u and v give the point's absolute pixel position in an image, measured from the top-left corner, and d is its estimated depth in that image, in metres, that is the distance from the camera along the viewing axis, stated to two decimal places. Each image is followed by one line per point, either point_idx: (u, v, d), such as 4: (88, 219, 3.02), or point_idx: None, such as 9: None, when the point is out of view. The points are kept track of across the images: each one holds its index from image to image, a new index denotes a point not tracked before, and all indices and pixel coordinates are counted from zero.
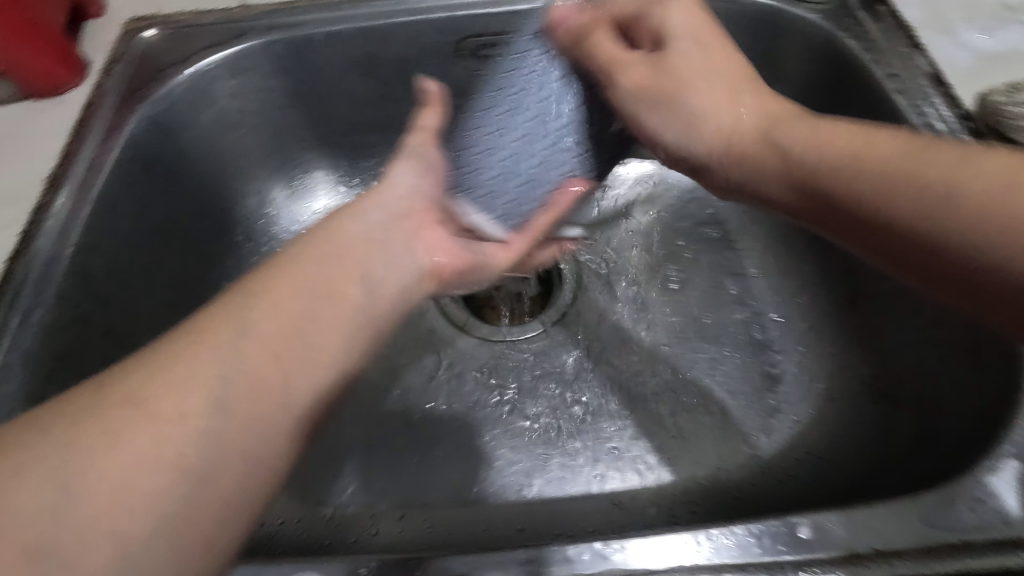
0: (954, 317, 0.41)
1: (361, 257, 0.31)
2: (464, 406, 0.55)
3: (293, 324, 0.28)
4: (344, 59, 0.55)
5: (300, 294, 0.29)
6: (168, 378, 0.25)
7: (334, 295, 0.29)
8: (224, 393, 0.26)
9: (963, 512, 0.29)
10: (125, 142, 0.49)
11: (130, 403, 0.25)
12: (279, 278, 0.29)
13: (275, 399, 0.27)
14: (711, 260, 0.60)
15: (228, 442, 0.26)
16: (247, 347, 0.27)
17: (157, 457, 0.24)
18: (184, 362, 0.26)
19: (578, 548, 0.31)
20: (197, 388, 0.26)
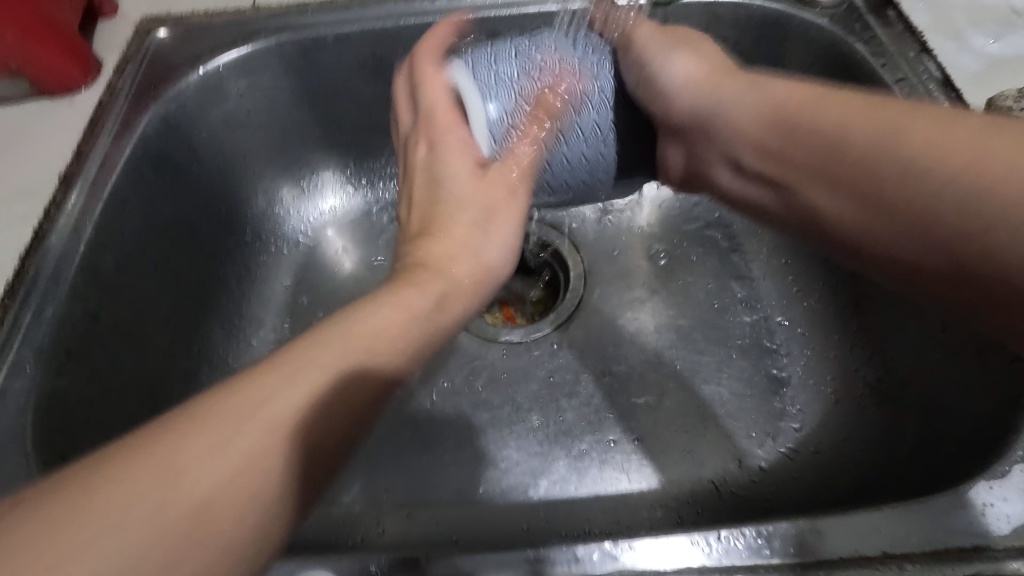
0: (964, 322, 0.42)
1: (425, 293, 0.34)
2: (470, 407, 0.55)
3: (324, 415, 0.28)
4: (353, 60, 0.56)
5: (338, 382, 0.29)
6: (207, 442, 0.25)
7: (360, 387, 0.29)
8: (238, 479, 0.25)
9: (973, 516, 0.29)
10: (136, 141, 0.49)
11: (172, 460, 0.24)
12: (319, 351, 0.29)
13: (275, 491, 0.26)
14: (718, 263, 0.60)
15: (293, 459, 0.27)
16: (309, 371, 0.28)
17: (178, 523, 0.23)
18: (230, 427, 0.26)
19: (587, 548, 0.31)
20: (226, 459, 0.25)
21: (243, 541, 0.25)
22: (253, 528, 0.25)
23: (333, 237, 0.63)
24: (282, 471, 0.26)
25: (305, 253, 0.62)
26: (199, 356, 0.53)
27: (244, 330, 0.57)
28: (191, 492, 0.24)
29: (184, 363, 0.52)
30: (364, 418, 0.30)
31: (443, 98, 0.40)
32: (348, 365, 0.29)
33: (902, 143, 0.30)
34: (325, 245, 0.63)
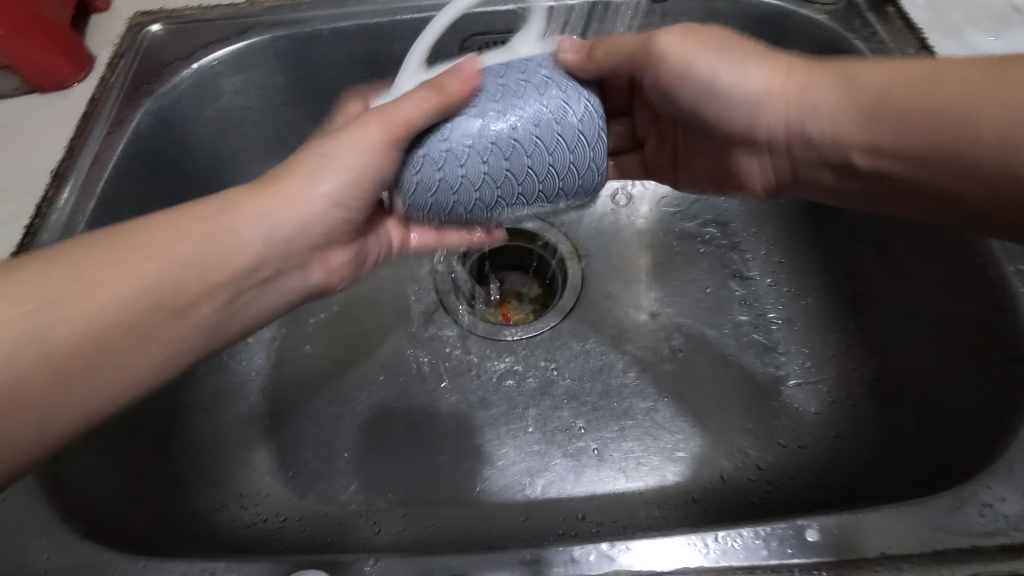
0: (959, 319, 0.42)
1: (207, 263, 0.33)
2: (467, 405, 0.55)
3: (159, 293, 0.32)
4: (348, 56, 0.55)
5: (192, 259, 0.33)
6: (104, 284, 0.31)
7: (227, 269, 0.34)
8: (141, 308, 0.31)
9: (972, 516, 0.29)
10: (129, 137, 0.49)
11: (57, 296, 0.30)
12: (178, 232, 0.33)
13: (160, 351, 0.32)
14: (716, 260, 0.60)
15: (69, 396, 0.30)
16: (116, 309, 0.30)
17: (70, 345, 0.30)
18: (111, 273, 0.31)
19: (584, 549, 0.31)
20: (111, 304, 0.30)
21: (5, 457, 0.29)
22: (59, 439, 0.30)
23: None
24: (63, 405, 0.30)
25: None
26: None
27: None
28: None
29: None
30: (142, 371, 0.32)
31: (407, 117, 0.34)
32: (148, 311, 0.31)
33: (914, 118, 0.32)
34: None
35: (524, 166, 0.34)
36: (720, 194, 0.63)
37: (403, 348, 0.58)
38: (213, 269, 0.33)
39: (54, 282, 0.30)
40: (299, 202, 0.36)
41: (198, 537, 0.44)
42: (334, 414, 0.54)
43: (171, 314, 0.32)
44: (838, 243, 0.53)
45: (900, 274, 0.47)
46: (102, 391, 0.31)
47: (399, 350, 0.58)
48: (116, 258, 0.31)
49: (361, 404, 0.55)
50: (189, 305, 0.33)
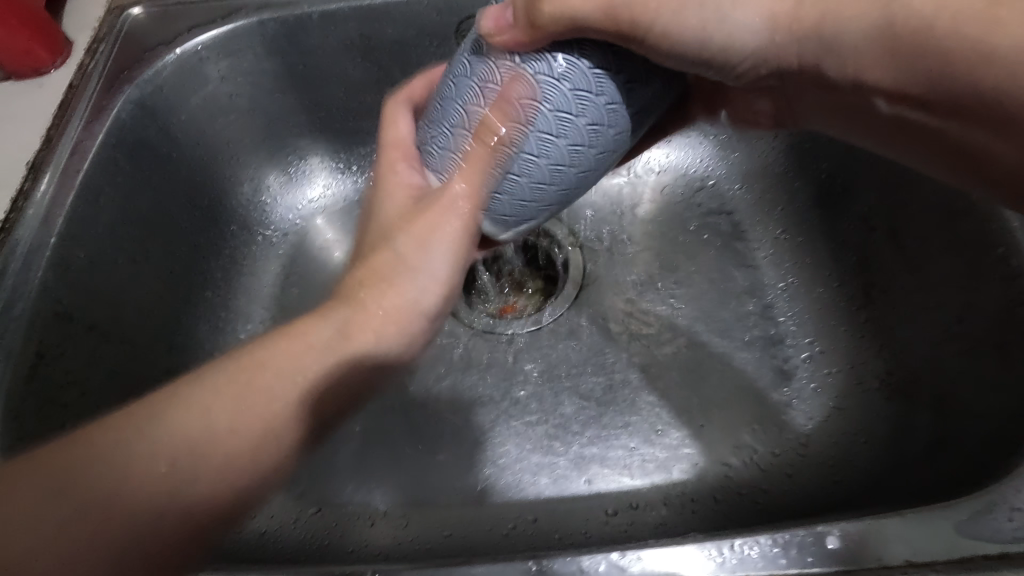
0: (982, 314, 0.41)
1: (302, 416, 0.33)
2: (467, 402, 0.53)
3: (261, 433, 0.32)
4: (339, 41, 0.53)
5: (298, 416, 0.33)
6: (178, 442, 0.31)
7: (319, 415, 0.34)
8: (201, 491, 0.31)
9: (999, 522, 0.28)
10: (109, 127, 0.47)
11: (114, 457, 0.30)
12: (265, 401, 0.32)
13: (247, 454, 0.32)
14: (723, 249, 0.58)
15: (215, 489, 0.31)
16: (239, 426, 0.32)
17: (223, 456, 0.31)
18: (167, 452, 0.31)
19: (592, 559, 0.29)
20: (158, 466, 0.30)
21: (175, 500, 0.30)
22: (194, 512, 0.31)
23: (323, 226, 0.60)
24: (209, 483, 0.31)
25: (292, 243, 0.59)
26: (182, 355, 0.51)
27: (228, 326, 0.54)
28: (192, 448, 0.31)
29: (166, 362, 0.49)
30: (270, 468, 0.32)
31: (404, 137, 0.38)
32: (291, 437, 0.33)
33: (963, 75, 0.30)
34: (315, 234, 0.59)
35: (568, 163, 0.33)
36: (725, 182, 0.61)
37: None
38: (311, 425, 0.34)
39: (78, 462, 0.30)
40: (409, 283, 0.34)
41: None
42: None
43: (285, 454, 0.33)
44: (849, 232, 0.52)
45: (914, 264, 0.46)
46: (184, 516, 0.30)
47: None
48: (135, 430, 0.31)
49: None
50: (269, 468, 0.32)
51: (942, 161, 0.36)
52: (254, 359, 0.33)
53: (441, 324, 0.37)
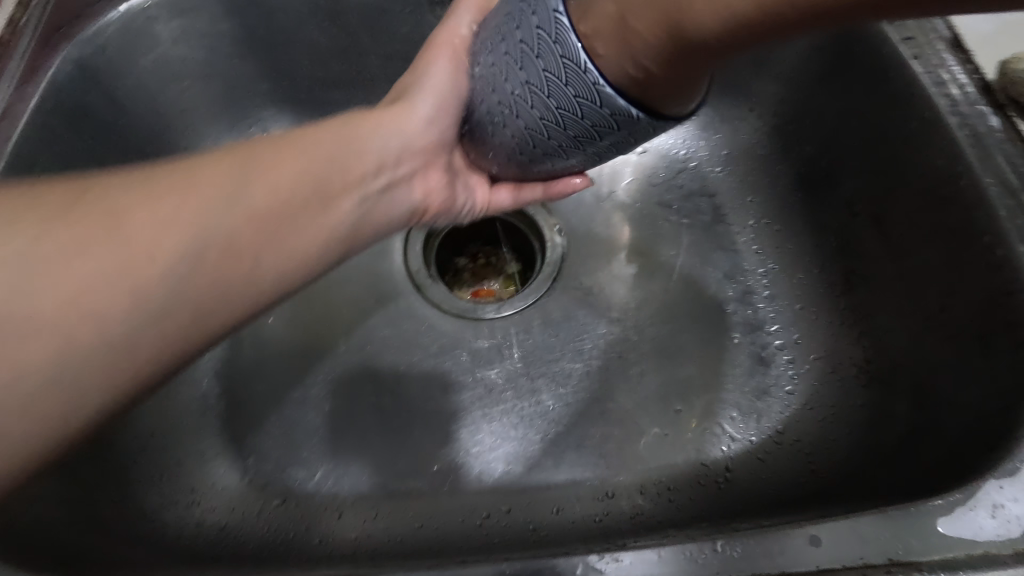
0: (964, 304, 0.40)
1: (255, 243, 0.32)
2: (440, 388, 0.51)
3: (209, 245, 0.30)
4: (303, 3, 0.49)
5: (306, 177, 0.34)
6: (139, 236, 0.28)
7: (322, 192, 0.35)
8: (217, 233, 0.30)
9: (983, 518, 0.28)
10: (45, 90, 0.42)
11: (122, 213, 0.28)
12: (286, 160, 0.34)
13: (237, 283, 0.31)
14: (704, 232, 0.57)
15: (141, 319, 0.28)
16: (192, 224, 0.29)
17: (164, 264, 0.28)
18: (180, 200, 0.30)
19: (570, 562, 0.28)
20: (166, 220, 0.29)
21: (112, 311, 0.27)
22: (119, 332, 0.27)
23: None
24: (163, 297, 0.28)
25: None
26: None
27: None
28: (139, 248, 0.28)
29: None
30: (220, 309, 0.31)
31: (460, 33, 0.41)
32: (233, 267, 0.31)
33: None
34: None
35: (535, 113, 0.31)
36: (707, 163, 0.59)
37: (371, 329, 0.54)
38: (321, 184, 0.35)
39: (71, 225, 0.28)
40: (400, 123, 0.39)
41: (142, 541, 0.40)
42: (296, 397, 0.50)
43: (307, 213, 0.34)
44: (832, 217, 0.51)
45: (900, 252, 0.45)
46: (94, 361, 0.27)
47: (368, 330, 0.54)
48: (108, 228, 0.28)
49: (324, 388, 0.51)
50: (282, 225, 0.33)
51: None
52: (259, 144, 0.34)
53: (423, 169, 0.41)
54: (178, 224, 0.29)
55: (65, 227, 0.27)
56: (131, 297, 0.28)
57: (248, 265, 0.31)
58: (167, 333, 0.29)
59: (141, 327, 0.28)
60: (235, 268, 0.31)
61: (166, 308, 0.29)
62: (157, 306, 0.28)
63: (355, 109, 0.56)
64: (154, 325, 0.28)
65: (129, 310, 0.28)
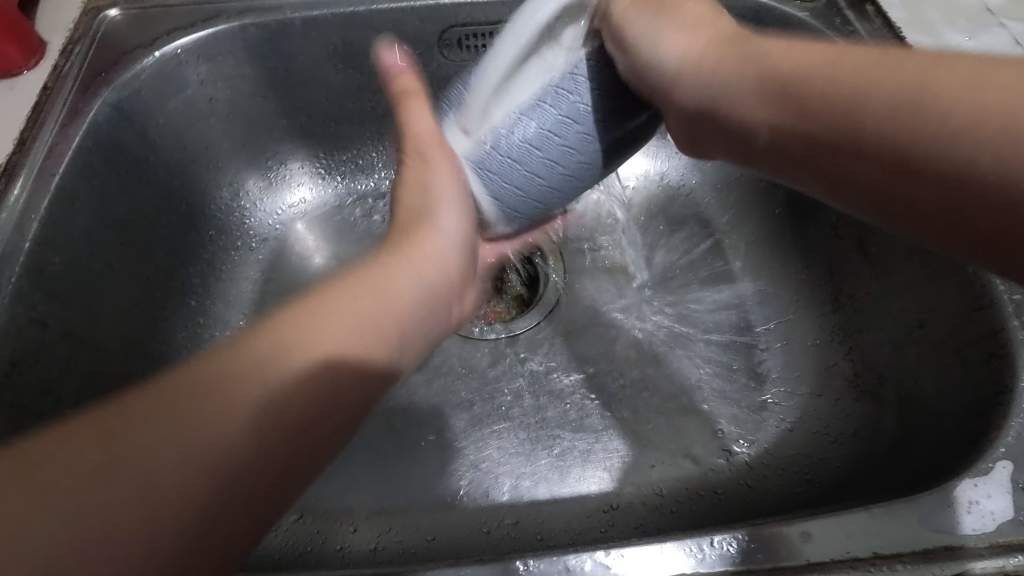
0: (942, 317, 0.42)
1: (319, 396, 0.28)
2: (449, 406, 0.54)
3: (265, 419, 0.27)
4: (321, 47, 0.53)
5: (361, 319, 0.30)
6: (177, 432, 0.26)
7: (386, 332, 0.31)
8: (278, 400, 0.28)
9: (959, 514, 0.30)
10: (85, 130, 0.46)
11: (185, 400, 0.27)
12: (330, 311, 0.30)
13: (300, 442, 0.28)
14: (698, 254, 0.60)
15: (200, 504, 0.25)
16: (237, 403, 0.27)
17: (212, 452, 0.26)
18: (223, 387, 0.27)
19: (579, 558, 0.30)
20: (202, 428, 0.26)
21: (163, 512, 0.25)
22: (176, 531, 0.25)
23: (303, 232, 0.61)
24: (211, 484, 0.26)
25: (273, 248, 0.60)
26: (160, 360, 0.51)
27: (210, 332, 0.55)
28: (197, 443, 0.26)
29: (142, 368, 0.49)
30: (280, 471, 0.28)
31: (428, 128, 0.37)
32: (294, 429, 0.28)
33: (845, 80, 0.28)
34: (293, 239, 0.60)
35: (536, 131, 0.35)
36: (699, 191, 0.62)
37: None
38: (385, 324, 0.31)
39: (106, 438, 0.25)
40: (432, 221, 0.35)
41: None
42: None
43: (366, 357, 0.30)
44: (819, 239, 0.53)
45: (883, 271, 0.47)
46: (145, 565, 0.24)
47: None
48: (150, 427, 0.26)
49: None
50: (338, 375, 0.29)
51: (829, 126, 0.28)
52: (320, 297, 0.31)
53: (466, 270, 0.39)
54: (219, 407, 0.27)
55: (88, 448, 0.25)
56: (179, 495, 0.25)
57: (315, 424, 0.29)
58: (237, 520, 0.26)
59: (208, 514, 0.25)
60: (301, 430, 0.28)
61: (240, 484, 0.26)
62: (206, 491, 0.25)
63: (367, 143, 0.60)
64: (222, 510, 0.26)
65: (183, 508, 0.25)
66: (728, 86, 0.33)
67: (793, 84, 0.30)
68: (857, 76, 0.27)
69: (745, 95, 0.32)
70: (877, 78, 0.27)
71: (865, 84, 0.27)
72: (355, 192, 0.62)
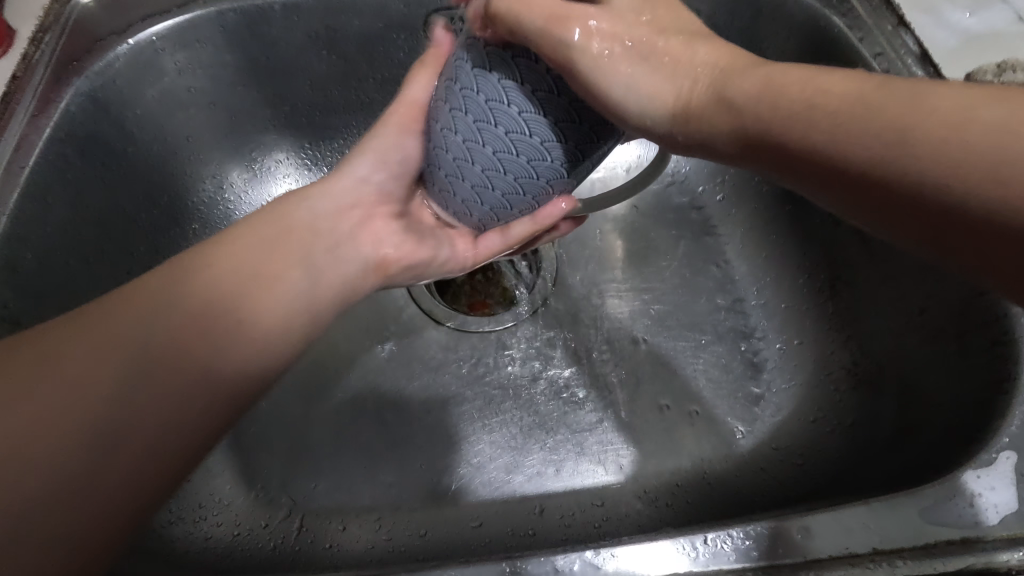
0: (943, 304, 0.41)
1: (200, 342, 0.33)
2: (441, 401, 0.52)
3: (141, 365, 0.32)
4: (303, 33, 0.51)
5: (220, 284, 0.35)
6: (70, 372, 0.30)
7: (251, 292, 0.35)
8: (158, 340, 0.32)
9: (962, 507, 0.29)
10: (57, 121, 0.44)
11: (94, 340, 0.31)
12: (243, 257, 0.36)
13: (194, 381, 0.32)
14: (694, 242, 0.59)
15: (91, 441, 0.29)
16: (135, 338, 0.32)
17: (99, 389, 0.30)
18: (129, 325, 0.32)
19: (568, 558, 0.29)
20: (108, 365, 0.31)
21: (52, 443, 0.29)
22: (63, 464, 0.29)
23: None
24: (102, 423, 0.30)
25: None
26: None
27: None
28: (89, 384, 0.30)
29: None
30: (167, 413, 0.31)
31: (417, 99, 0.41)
32: (174, 372, 0.32)
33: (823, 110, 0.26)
34: None
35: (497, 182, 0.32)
36: (695, 177, 0.61)
37: (372, 346, 0.55)
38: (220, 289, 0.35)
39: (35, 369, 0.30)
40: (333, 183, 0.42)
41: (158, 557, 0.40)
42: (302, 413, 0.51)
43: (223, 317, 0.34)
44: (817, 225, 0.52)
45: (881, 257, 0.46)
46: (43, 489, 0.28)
47: (369, 345, 0.55)
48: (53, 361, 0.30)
49: (331, 404, 0.52)
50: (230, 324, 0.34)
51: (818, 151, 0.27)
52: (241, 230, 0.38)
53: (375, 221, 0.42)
54: (114, 342, 0.32)
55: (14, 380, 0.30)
56: (80, 429, 0.29)
57: (197, 371, 0.33)
58: (127, 456, 0.30)
59: (109, 449, 0.30)
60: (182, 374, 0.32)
61: (110, 427, 0.30)
62: (101, 429, 0.30)
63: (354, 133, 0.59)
64: (108, 450, 0.30)
65: (76, 441, 0.29)
66: (678, 98, 0.30)
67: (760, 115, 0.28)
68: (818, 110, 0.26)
69: (692, 106, 0.30)
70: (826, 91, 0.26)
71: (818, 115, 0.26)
72: None
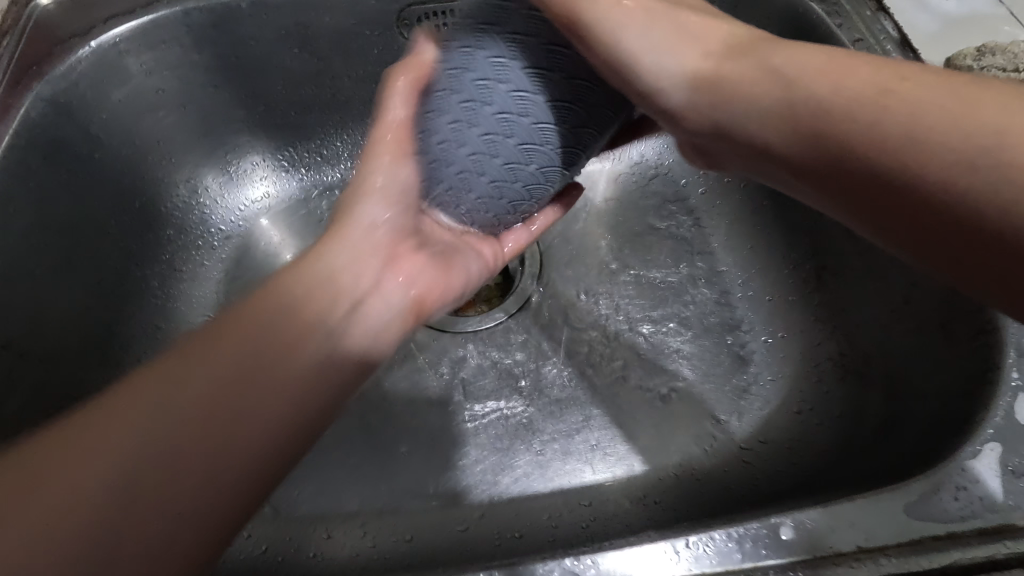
0: (927, 292, 0.41)
1: (253, 392, 0.29)
2: (425, 403, 0.52)
3: (205, 426, 0.27)
4: (273, 31, 0.50)
5: (258, 323, 0.30)
6: (119, 439, 0.26)
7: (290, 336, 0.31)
8: (205, 396, 0.28)
9: (947, 501, 0.29)
10: (17, 128, 0.43)
11: (116, 409, 0.27)
12: (265, 300, 0.32)
13: (233, 446, 0.28)
14: (678, 236, 0.58)
15: (118, 524, 0.25)
16: (192, 397, 0.28)
17: (147, 457, 0.26)
18: (174, 385, 0.28)
19: (547, 567, 0.29)
20: (143, 436, 0.27)
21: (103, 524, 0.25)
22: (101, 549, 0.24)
23: (269, 227, 0.58)
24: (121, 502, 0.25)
25: (238, 244, 0.57)
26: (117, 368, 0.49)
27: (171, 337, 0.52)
28: (125, 459, 0.26)
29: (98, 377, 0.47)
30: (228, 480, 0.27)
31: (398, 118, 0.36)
32: (217, 438, 0.27)
33: (894, 105, 0.28)
34: (259, 235, 0.58)
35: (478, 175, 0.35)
36: (679, 170, 0.60)
37: None
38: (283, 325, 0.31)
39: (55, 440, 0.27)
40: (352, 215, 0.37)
41: None
42: None
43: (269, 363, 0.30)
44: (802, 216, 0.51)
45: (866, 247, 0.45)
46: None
47: None
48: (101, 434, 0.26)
49: None
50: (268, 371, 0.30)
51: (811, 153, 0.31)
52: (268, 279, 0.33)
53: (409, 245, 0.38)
54: (165, 406, 0.27)
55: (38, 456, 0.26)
56: (108, 510, 0.25)
57: (247, 431, 0.28)
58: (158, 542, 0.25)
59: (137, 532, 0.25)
60: (239, 432, 0.28)
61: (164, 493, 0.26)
62: (131, 508, 0.25)
63: (330, 132, 0.57)
64: (156, 527, 0.25)
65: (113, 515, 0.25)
66: (741, 95, 0.33)
67: (806, 114, 0.30)
68: (854, 100, 0.29)
69: (716, 99, 0.34)
70: (851, 93, 0.29)
71: (876, 108, 0.28)
72: (321, 183, 0.59)
